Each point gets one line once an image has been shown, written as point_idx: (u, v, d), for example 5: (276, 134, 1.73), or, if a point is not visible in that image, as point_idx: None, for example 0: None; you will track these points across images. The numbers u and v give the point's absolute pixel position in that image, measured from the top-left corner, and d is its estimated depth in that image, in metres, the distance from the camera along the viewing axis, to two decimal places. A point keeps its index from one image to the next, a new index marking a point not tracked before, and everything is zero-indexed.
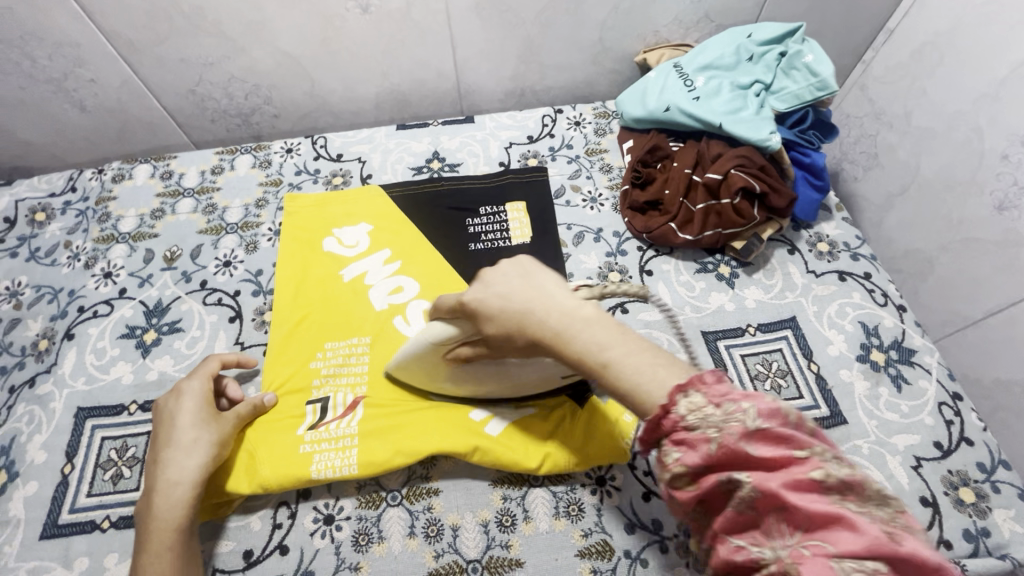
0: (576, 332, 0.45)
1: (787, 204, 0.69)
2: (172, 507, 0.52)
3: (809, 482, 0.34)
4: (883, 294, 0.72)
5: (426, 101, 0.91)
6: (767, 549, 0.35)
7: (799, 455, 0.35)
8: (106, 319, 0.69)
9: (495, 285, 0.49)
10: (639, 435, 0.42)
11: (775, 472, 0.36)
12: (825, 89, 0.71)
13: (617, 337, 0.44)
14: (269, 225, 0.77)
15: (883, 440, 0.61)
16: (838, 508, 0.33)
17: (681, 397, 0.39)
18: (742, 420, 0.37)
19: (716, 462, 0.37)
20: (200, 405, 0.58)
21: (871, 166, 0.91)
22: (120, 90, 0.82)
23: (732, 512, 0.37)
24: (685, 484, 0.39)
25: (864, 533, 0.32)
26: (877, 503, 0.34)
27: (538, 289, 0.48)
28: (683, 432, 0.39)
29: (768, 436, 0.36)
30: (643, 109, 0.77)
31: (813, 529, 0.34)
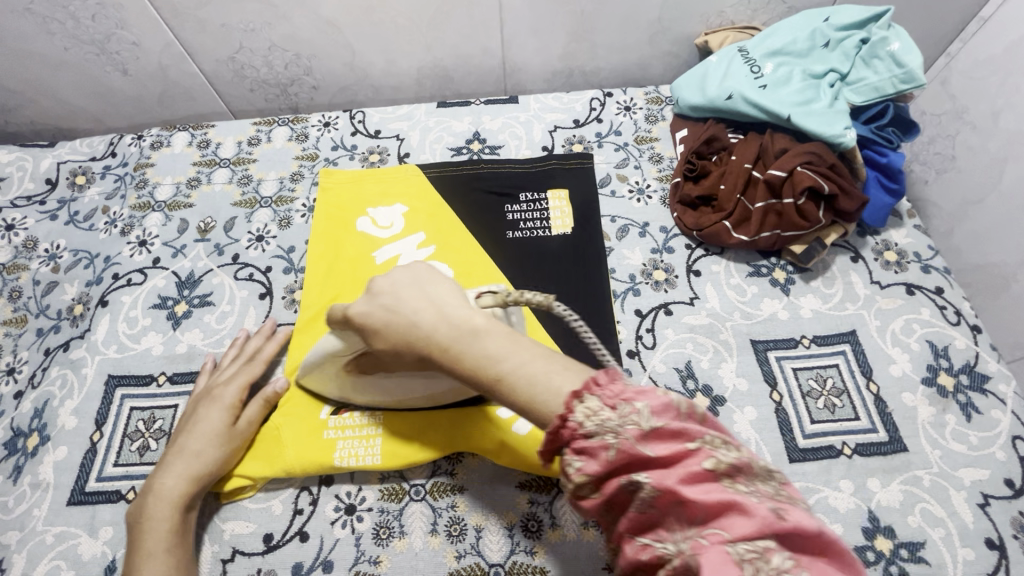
0: (459, 345, 0.41)
1: (856, 208, 0.64)
2: (162, 509, 0.51)
3: (701, 473, 0.34)
4: (956, 312, 0.65)
5: (469, 78, 0.87)
6: (669, 543, 0.34)
7: (691, 447, 0.34)
8: (139, 288, 0.69)
9: (380, 295, 0.47)
10: (539, 450, 0.38)
11: (671, 468, 0.34)
12: (911, 81, 0.64)
13: (511, 347, 0.40)
14: (304, 201, 0.75)
15: (947, 473, 0.56)
16: (730, 495, 0.33)
17: (576, 404, 0.36)
18: (635, 421, 0.35)
19: (614, 468, 0.35)
20: (217, 413, 0.57)
21: (946, 169, 0.83)
22: (161, 55, 0.81)
23: (634, 513, 0.35)
24: (587, 491, 0.36)
25: (755, 516, 0.32)
26: (760, 476, 0.35)
27: (427, 299, 0.45)
28: (582, 441, 0.36)
29: (662, 433, 0.35)
30: (702, 96, 0.72)
31: (709, 519, 0.33)
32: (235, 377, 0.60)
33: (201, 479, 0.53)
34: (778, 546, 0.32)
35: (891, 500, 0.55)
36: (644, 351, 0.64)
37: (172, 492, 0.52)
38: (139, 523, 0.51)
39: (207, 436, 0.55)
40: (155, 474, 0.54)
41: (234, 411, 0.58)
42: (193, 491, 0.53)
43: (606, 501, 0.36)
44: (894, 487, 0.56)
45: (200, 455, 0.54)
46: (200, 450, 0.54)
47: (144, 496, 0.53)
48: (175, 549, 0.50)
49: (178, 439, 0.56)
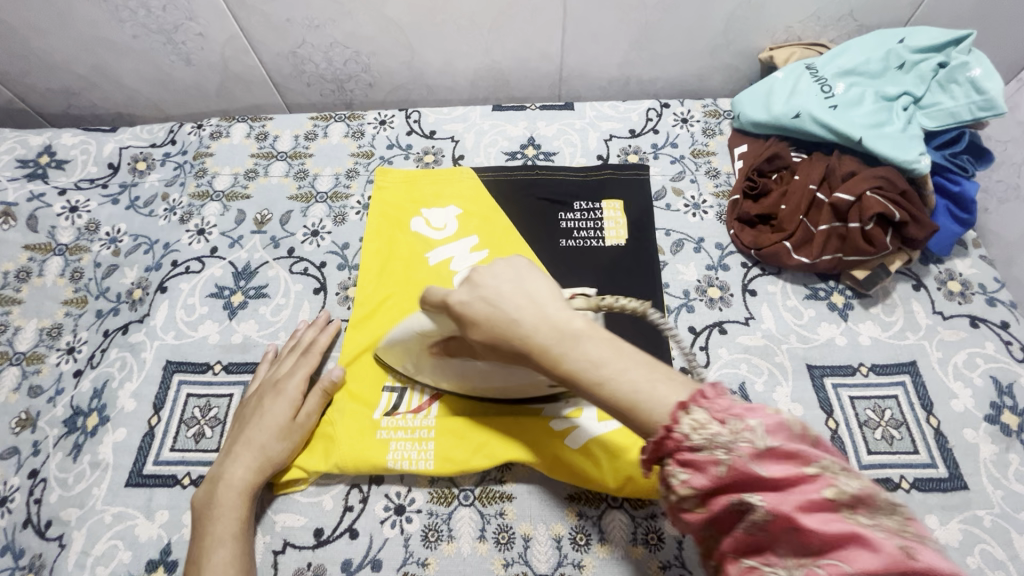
0: (565, 349, 0.40)
1: (926, 236, 0.62)
2: (231, 497, 0.53)
3: (820, 501, 0.32)
4: (1021, 347, 0.63)
5: (524, 83, 0.86)
6: (781, 570, 0.32)
7: (808, 471, 0.33)
8: (197, 276, 0.70)
9: (484, 286, 0.44)
10: (641, 457, 0.38)
11: (787, 493, 0.32)
12: (990, 109, 0.62)
13: (616, 356, 0.39)
14: (359, 198, 0.76)
15: (1009, 515, 0.54)
16: (851, 527, 0.31)
17: (683, 415, 0.36)
18: (750, 438, 0.34)
19: (725, 486, 0.34)
20: (283, 408, 0.58)
21: (1008, 198, 0.81)
22: (225, 46, 0.82)
23: (740, 534, 0.34)
24: (693, 507, 0.36)
25: (882, 553, 0.30)
26: (887, 512, 0.32)
27: (525, 296, 0.43)
28: (689, 453, 0.35)
29: (777, 453, 0.33)
30: (767, 113, 0.71)
31: (828, 550, 0.31)
32: (296, 370, 0.61)
33: (266, 471, 0.55)
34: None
35: (950, 539, 0.53)
36: (696, 369, 0.63)
37: (240, 482, 0.53)
38: (208, 509, 0.53)
39: (272, 428, 0.56)
40: (222, 463, 0.55)
41: (296, 404, 0.58)
42: (259, 482, 0.54)
43: (713, 520, 0.35)
44: (954, 525, 0.54)
45: (266, 447, 0.55)
46: (267, 442, 0.55)
47: (213, 483, 0.54)
48: (243, 537, 0.52)
49: (243, 430, 0.57)
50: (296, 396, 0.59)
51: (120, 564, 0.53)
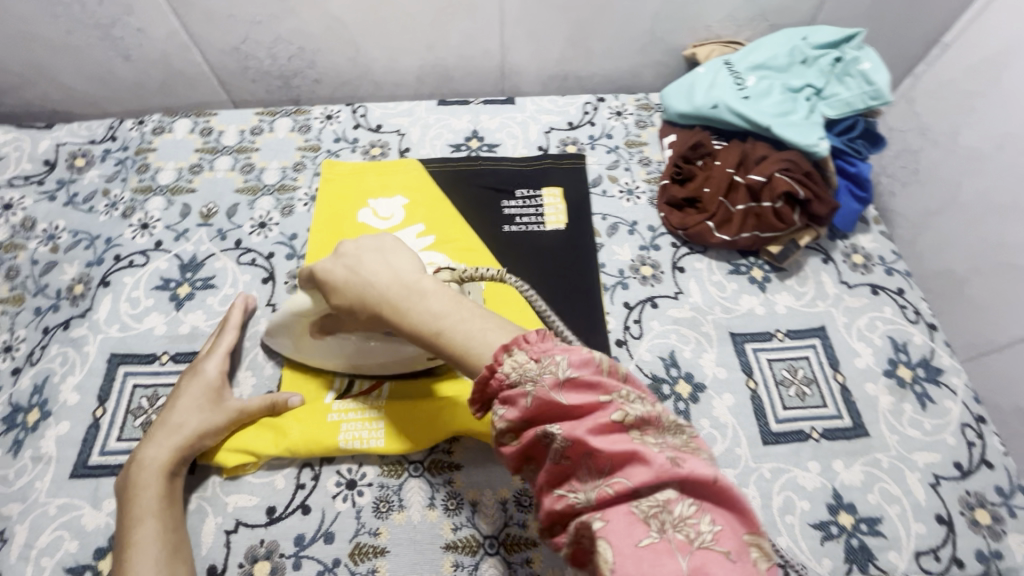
0: (410, 304, 0.45)
1: (828, 212, 0.69)
2: (149, 477, 0.53)
3: (608, 424, 0.36)
4: (915, 311, 0.71)
5: (468, 78, 0.90)
6: (581, 493, 0.36)
7: (603, 400, 0.37)
8: (141, 269, 0.70)
9: (345, 256, 0.50)
10: (472, 399, 0.43)
11: (583, 419, 0.37)
12: (878, 98, 0.70)
13: (455, 313, 0.44)
14: (306, 190, 0.78)
15: (903, 456, 0.61)
16: (634, 446, 0.35)
17: (505, 357, 0.40)
18: (553, 370, 0.38)
19: (533, 413, 0.38)
20: (200, 392, 0.58)
21: (909, 182, 0.90)
22: (166, 42, 0.82)
23: (550, 464, 0.38)
24: (511, 438, 0.40)
25: (653, 465, 0.34)
26: (671, 431, 0.36)
27: (386, 264, 0.48)
28: (509, 389, 0.39)
29: (577, 384, 0.38)
30: (689, 104, 0.77)
31: (614, 469, 0.35)
32: (219, 352, 0.62)
33: (185, 450, 0.55)
34: (679, 495, 0.34)
35: (853, 479, 0.60)
36: (631, 340, 0.68)
37: (157, 461, 0.54)
38: (128, 490, 0.53)
39: (190, 408, 0.57)
40: (141, 446, 0.55)
41: (217, 385, 0.60)
42: (179, 461, 0.55)
43: (529, 447, 0.39)
44: (857, 468, 0.61)
45: (184, 426, 0.56)
46: (184, 420, 0.56)
47: (132, 466, 0.54)
48: (166, 515, 0.52)
49: (164, 413, 0.57)
50: (214, 381, 0.59)
51: (66, 553, 0.53)
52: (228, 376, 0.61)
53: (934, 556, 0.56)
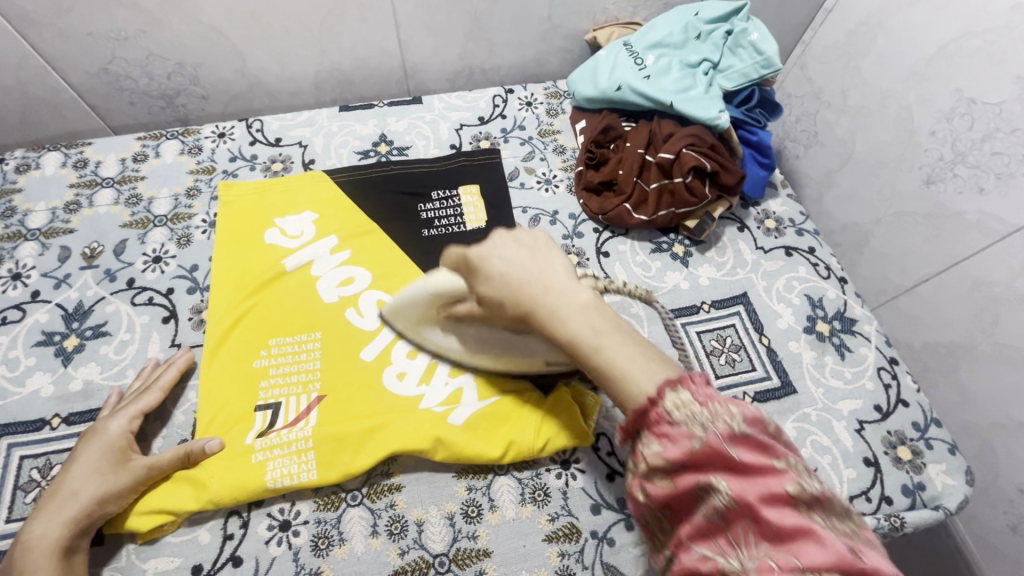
0: (556, 308, 0.46)
1: (736, 181, 0.71)
2: (36, 558, 0.47)
3: (783, 494, 0.36)
4: (825, 267, 0.75)
5: (370, 81, 0.86)
6: (734, 558, 0.35)
7: (777, 466, 0.37)
8: (17, 326, 0.62)
9: (502, 251, 0.49)
10: (620, 427, 0.44)
11: (751, 483, 0.37)
12: (770, 67, 0.72)
13: (597, 328, 0.46)
14: (204, 217, 0.72)
15: (829, 407, 0.64)
16: (807, 522, 0.34)
17: (669, 392, 0.42)
18: (727, 421, 0.39)
19: (697, 459, 0.39)
20: (99, 454, 0.52)
21: (811, 144, 0.95)
22: (18, 68, 0.73)
23: (702, 519, 0.38)
24: (660, 480, 0.40)
25: (829, 548, 0.33)
26: (842, 519, 0.36)
27: (530, 266, 0.48)
28: (665, 425, 0.41)
29: (749, 442, 0.38)
30: (595, 88, 0.77)
31: (781, 539, 0.34)
32: (126, 407, 0.56)
33: (81, 521, 0.49)
34: None
35: (787, 437, 0.62)
36: None
37: (47, 539, 0.48)
38: None
39: (86, 473, 0.51)
40: (30, 523, 0.49)
41: (119, 443, 0.54)
42: (74, 535, 0.49)
43: (676, 494, 0.39)
44: (789, 425, 0.63)
45: (79, 494, 0.50)
46: (80, 488, 0.50)
47: (17, 549, 0.48)
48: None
49: (55, 483, 0.51)
50: (115, 439, 0.54)
51: None
52: (133, 431, 0.55)
53: (866, 498, 0.59)
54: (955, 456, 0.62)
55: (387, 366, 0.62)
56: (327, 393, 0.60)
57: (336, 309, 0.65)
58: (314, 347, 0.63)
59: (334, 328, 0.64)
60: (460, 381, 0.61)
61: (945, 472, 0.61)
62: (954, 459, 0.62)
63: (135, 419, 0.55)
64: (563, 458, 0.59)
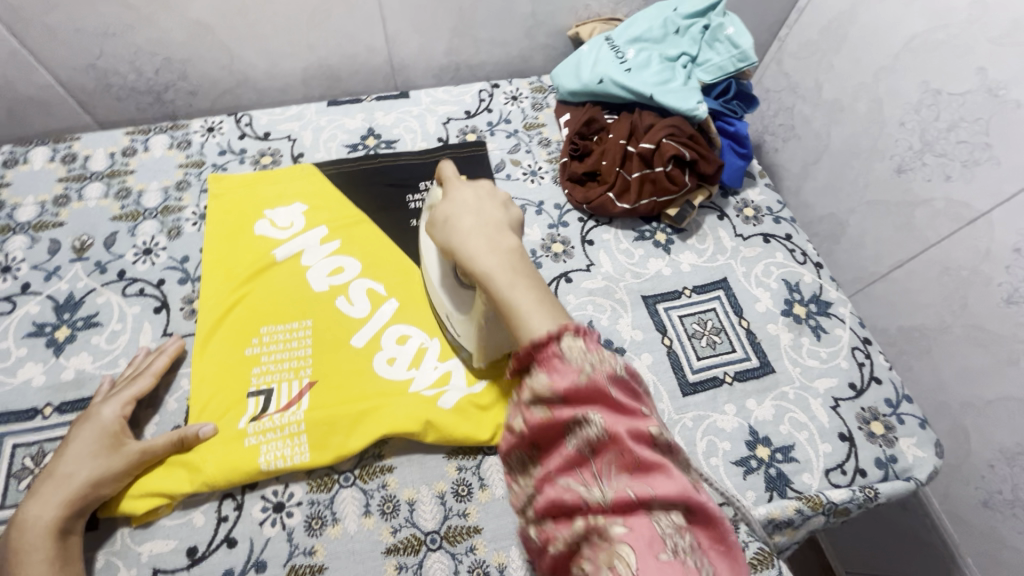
0: (478, 249, 0.49)
1: (714, 170, 0.73)
2: (34, 538, 0.48)
3: (644, 433, 0.41)
4: (802, 253, 0.77)
5: (357, 76, 0.87)
6: (596, 488, 0.40)
7: (643, 411, 0.42)
8: (7, 317, 0.63)
9: (463, 196, 0.53)
10: (514, 353, 0.44)
11: (621, 415, 0.41)
12: (745, 61, 0.75)
13: (513, 265, 0.48)
14: (193, 209, 0.73)
15: (806, 385, 0.67)
16: (660, 458, 0.40)
17: (568, 334, 0.42)
18: (612, 364, 0.42)
19: (579, 393, 0.41)
20: (93, 437, 0.53)
21: (789, 137, 0.98)
22: (5, 64, 0.73)
23: (572, 450, 0.42)
24: (540, 409, 0.42)
25: (676, 480, 0.39)
26: (682, 463, 0.43)
27: (473, 211, 0.52)
28: (558, 361, 0.42)
29: (625, 384, 0.42)
30: (578, 82, 0.79)
31: (637, 471, 0.39)
32: (119, 392, 0.57)
33: (77, 502, 0.50)
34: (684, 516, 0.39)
35: (766, 415, 0.64)
36: None
37: (44, 519, 0.49)
38: (10, 559, 0.47)
39: (80, 456, 0.52)
40: (25, 504, 0.50)
41: (113, 427, 0.54)
42: (70, 516, 0.50)
43: (551, 423, 0.42)
44: (767, 403, 0.65)
45: (74, 477, 0.51)
46: (74, 470, 0.51)
47: (12, 530, 0.49)
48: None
49: (49, 466, 0.52)
50: (108, 423, 0.54)
51: None
52: (126, 416, 0.56)
53: (841, 470, 0.61)
54: (925, 430, 0.65)
55: (377, 351, 0.63)
56: (319, 377, 0.61)
57: (326, 297, 0.66)
58: (305, 334, 0.64)
59: (325, 316, 0.65)
60: (450, 365, 0.63)
61: (916, 445, 0.64)
62: (925, 433, 0.65)
63: (128, 404, 0.56)
64: None
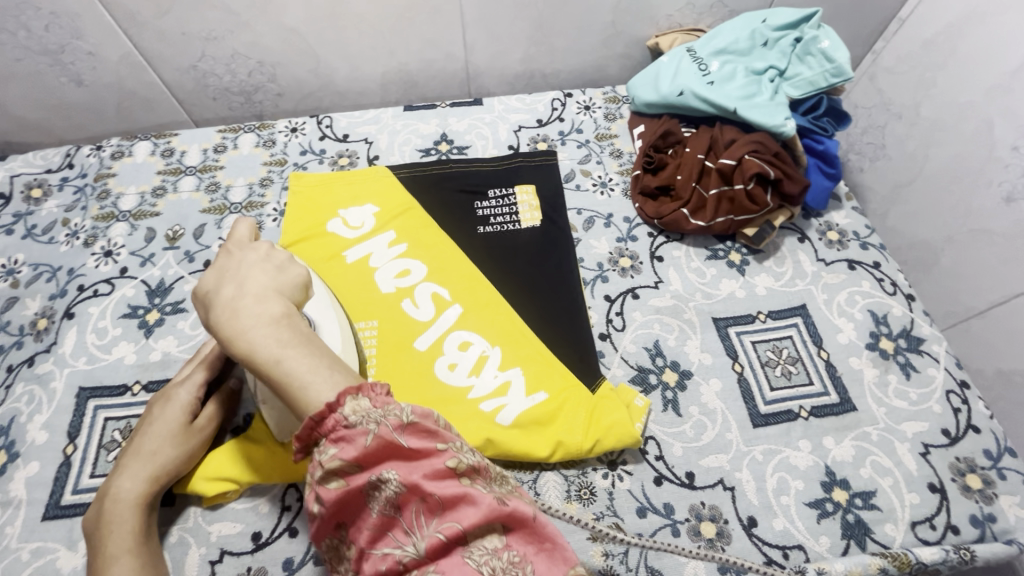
0: (243, 323, 0.38)
1: (800, 191, 0.69)
2: (121, 510, 0.50)
3: (445, 471, 0.36)
4: (892, 283, 0.72)
5: (433, 82, 0.89)
6: (409, 545, 0.35)
7: (440, 447, 0.37)
8: (107, 298, 0.68)
9: (236, 274, 0.41)
10: (294, 436, 0.36)
11: (419, 465, 0.36)
12: (840, 76, 0.71)
13: (291, 335, 0.38)
14: (274, 206, 0.76)
15: (892, 427, 0.61)
16: (464, 489, 0.36)
17: (349, 398, 0.36)
18: (398, 415, 0.37)
19: (369, 457, 0.35)
20: (175, 418, 0.56)
21: (878, 157, 0.91)
22: (119, 64, 0.79)
23: (379, 515, 0.36)
24: (335, 484, 0.36)
25: (482, 506, 0.35)
26: (498, 481, 0.38)
27: (242, 282, 0.40)
28: (343, 430, 0.35)
29: (418, 430, 0.37)
30: (656, 94, 0.77)
31: (445, 513, 0.35)
32: (192, 375, 0.59)
33: (160, 479, 0.53)
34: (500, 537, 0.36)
35: (844, 455, 0.60)
36: (615, 333, 0.67)
37: (130, 493, 0.51)
38: (98, 526, 0.50)
39: (164, 436, 0.55)
40: (112, 477, 0.53)
41: (191, 409, 0.57)
42: (154, 491, 0.52)
43: (349, 494, 0.36)
44: (847, 443, 0.60)
45: (158, 454, 0.53)
46: (157, 449, 0.54)
47: (101, 498, 0.52)
48: (140, 549, 0.49)
49: (134, 441, 0.55)
50: (189, 404, 0.57)
51: None
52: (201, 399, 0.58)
53: (930, 525, 0.56)
54: None
55: (438, 357, 0.63)
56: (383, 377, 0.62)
57: (392, 299, 0.67)
58: (371, 334, 0.65)
59: (390, 317, 0.66)
60: (510, 375, 0.62)
61: (1018, 505, 0.58)
62: None
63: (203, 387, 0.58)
64: (609, 458, 0.59)
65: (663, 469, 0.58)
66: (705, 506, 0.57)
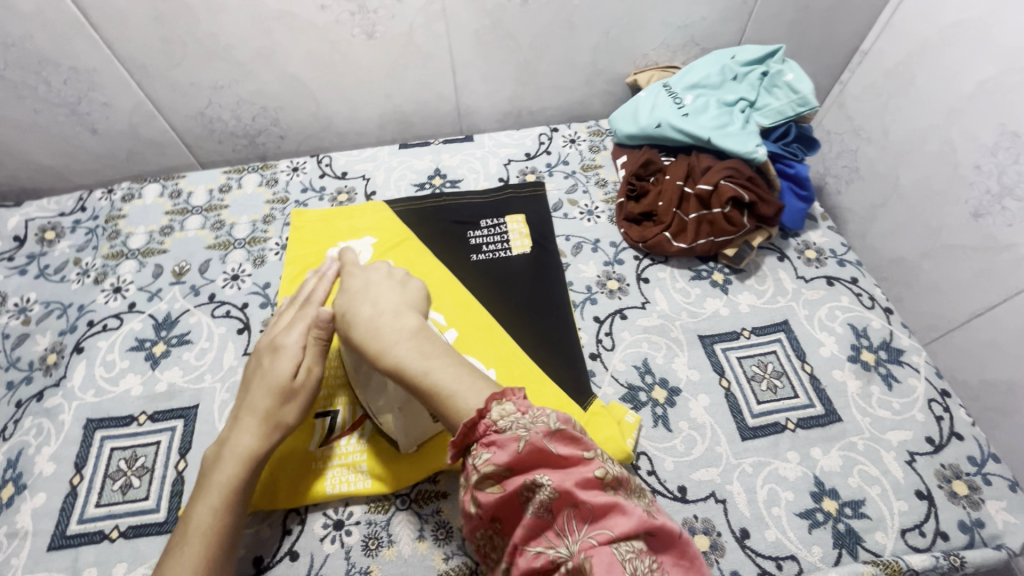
0: (387, 339, 0.51)
1: (775, 213, 0.73)
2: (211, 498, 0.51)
3: (593, 479, 0.41)
4: (870, 297, 0.75)
5: (427, 122, 0.94)
6: (562, 546, 0.39)
7: (586, 455, 0.42)
8: (115, 332, 0.71)
9: (367, 300, 0.56)
10: (451, 441, 0.44)
11: (569, 472, 0.41)
12: (805, 104, 0.77)
13: (424, 350, 0.50)
14: (277, 240, 0.79)
15: (877, 436, 0.63)
16: (613, 498, 0.40)
17: (495, 404, 0.43)
18: (545, 421, 0.42)
19: (522, 461, 0.41)
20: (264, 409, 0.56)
21: (853, 179, 0.95)
22: (132, 113, 0.85)
23: (531, 517, 0.41)
24: (492, 486, 0.42)
25: (631, 514, 0.40)
26: (637, 493, 0.43)
27: (374, 305, 0.55)
28: (494, 433, 0.42)
29: (564, 438, 0.42)
30: (635, 126, 0.82)
31: (596, 518, 0.40)
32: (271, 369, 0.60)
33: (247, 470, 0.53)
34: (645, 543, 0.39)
35: (832, 465, 0.61)
36: (605, 352, 0.70)
37: (224, 484, 0.52)
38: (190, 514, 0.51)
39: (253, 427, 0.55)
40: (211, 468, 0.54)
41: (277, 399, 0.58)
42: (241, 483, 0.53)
43: (505, 496, 0.42)
44: (834, 453, 0.62)
45: (246, 446, 0.54)
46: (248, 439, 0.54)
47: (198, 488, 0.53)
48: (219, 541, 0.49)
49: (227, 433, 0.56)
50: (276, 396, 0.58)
51: None
52: None
53: (920, 531, 0.57)
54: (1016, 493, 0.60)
55: None
56: None
57: None
58: None
59: None
60: None
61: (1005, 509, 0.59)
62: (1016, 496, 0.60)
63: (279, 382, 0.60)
64: None
65: (654, 484, 0.60)
66: (698, 520, 0.58)
